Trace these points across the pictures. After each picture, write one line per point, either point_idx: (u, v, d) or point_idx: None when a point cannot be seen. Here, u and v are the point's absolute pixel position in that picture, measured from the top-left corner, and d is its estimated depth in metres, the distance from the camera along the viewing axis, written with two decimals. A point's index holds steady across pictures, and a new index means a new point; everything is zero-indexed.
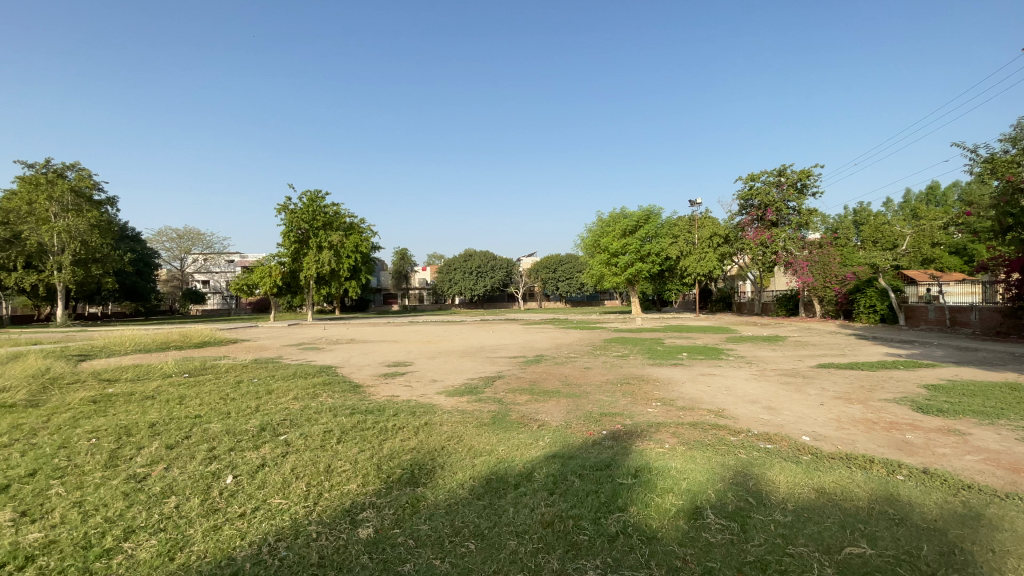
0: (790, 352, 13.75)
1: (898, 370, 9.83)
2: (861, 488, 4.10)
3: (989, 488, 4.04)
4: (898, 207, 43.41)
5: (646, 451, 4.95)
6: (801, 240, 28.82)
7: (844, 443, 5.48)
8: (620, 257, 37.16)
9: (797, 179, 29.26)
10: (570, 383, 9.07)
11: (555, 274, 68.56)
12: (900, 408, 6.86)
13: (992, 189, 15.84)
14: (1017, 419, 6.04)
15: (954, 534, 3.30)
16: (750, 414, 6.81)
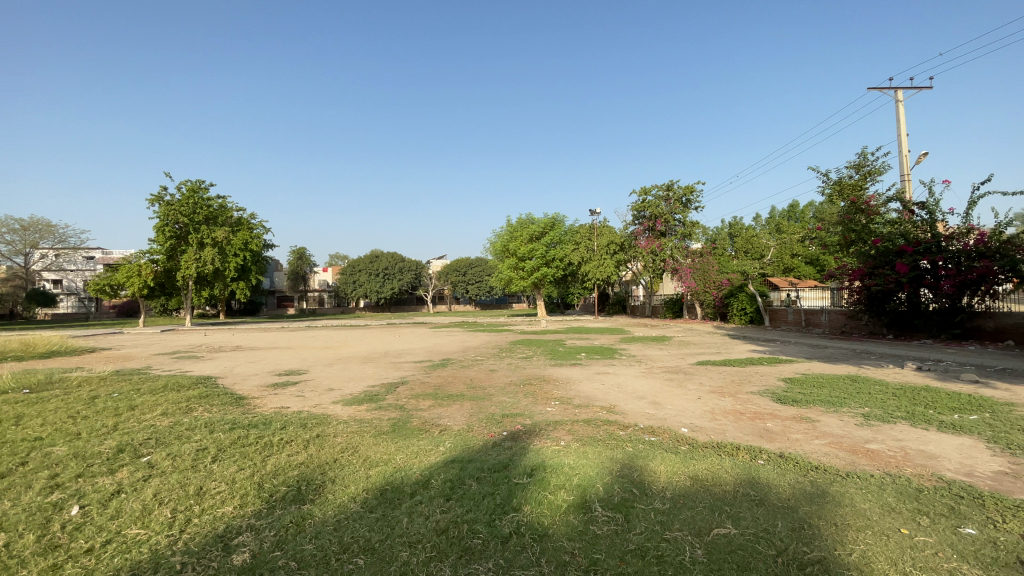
0: (676, 350, 15.01)
1: (763, 365, 11.16)
2: (729, 473, 4.57)
3: (831, 467, 4.71)
4: (763, 222, 49.50)
5: (543, 450, 5.10)
6: (685, 250, 31.70)
7: (717, 432, 6.07)
8: (526, 262, 38.05)
9: (682, 194, 32.17)
10: (473, 385, 9.09)
11: (464, 277, 68.60)
12: (764, 399, 7.77)
13: (837, 209, 18.56)
14: (852, 406, 7.12)
15: (801, 511, 3.78)
16: (639, 409, 7.30)
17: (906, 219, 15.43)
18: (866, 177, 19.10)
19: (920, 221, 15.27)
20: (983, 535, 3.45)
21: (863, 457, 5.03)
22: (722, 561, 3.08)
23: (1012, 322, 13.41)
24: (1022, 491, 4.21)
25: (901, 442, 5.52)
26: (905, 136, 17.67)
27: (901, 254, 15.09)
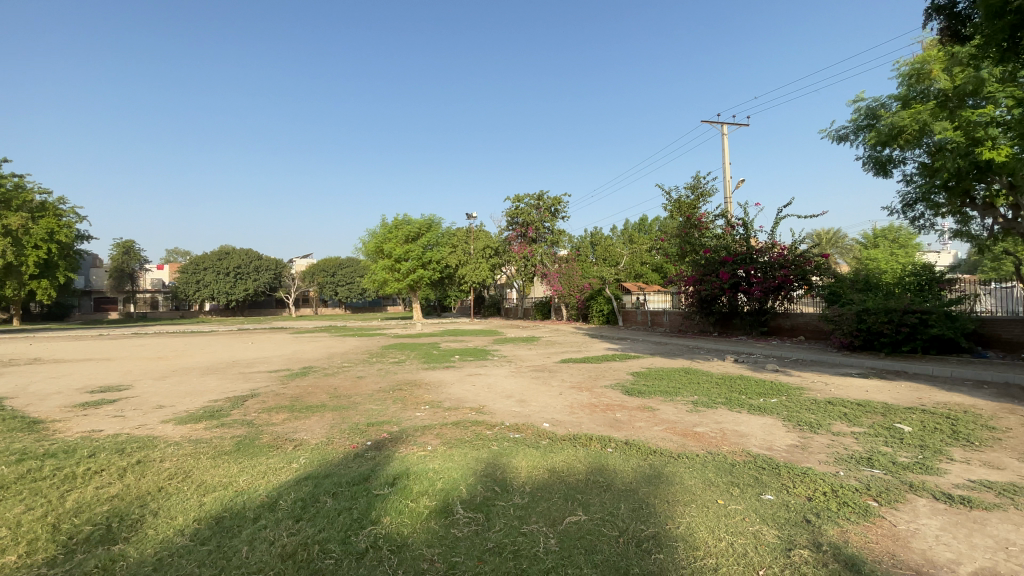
0: (543, 350, 15.81)
1: (616, 361, 12.31)
2: (581, 463, 4.93)
3: (667, 451, 5.34)
4: (621, 232, 54.57)
5: (407, 456, 5.00)
6: (554, 256, 33.71)
7: (574, 425, 6.54)
8: (401, 263, 37.73)
9: (551, 204, 34.16)
10: (336, 394, 8.57)
11: (333, 278, 64.56)
12: (615, 392, 8.57)
13: (677, 223, 21.15)
14: (685, 395, 8.19)
15: (641, 492, 4.23)
16: (505, 408, 7.56)
17: (729, 233, 18.14)
18: (700, 197, 22.02)
19: (738, 236, 18.08)
20: (777, 499, 4.20)
21: (691, 439, 5.81)
22: (572, 548, 3.30)
23: (802, 320, 16.41)
24: (804, 459, 5.22)
25: (721, 424, 6.49)
26: (729, 165, 20.76)
27: (724, 263, 17.73)
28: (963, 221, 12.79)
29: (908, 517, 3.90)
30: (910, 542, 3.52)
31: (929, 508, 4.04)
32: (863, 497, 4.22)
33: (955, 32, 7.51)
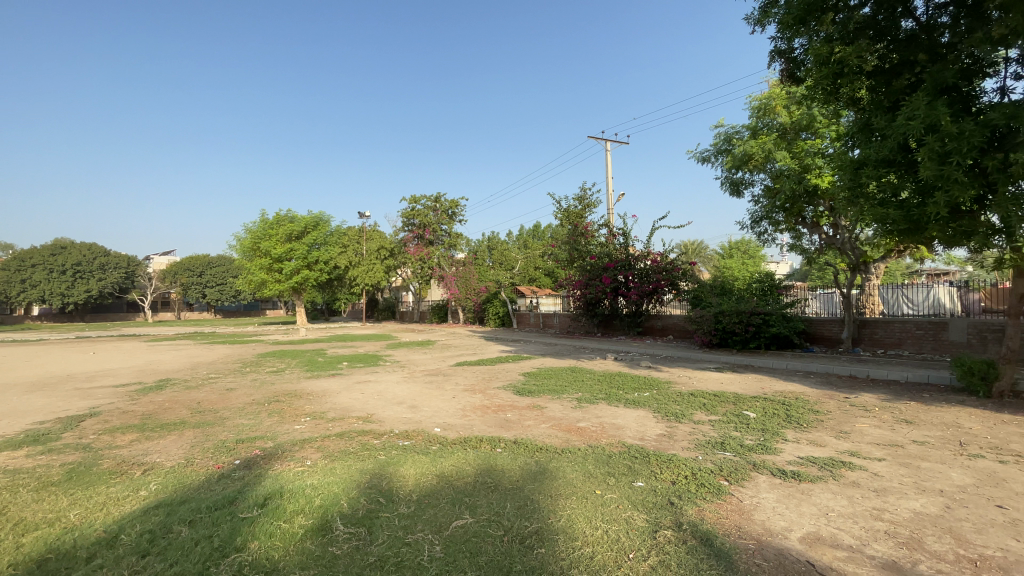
0: (437, 354, 15.66)
1: (509, 363, 12.60)
2: (470, 466, 4.97)
3: (552, 447, 5.58)
4: (516, 238, 56.04)
5: (283, 473, 4.63)
6: (450, 259, 33.53)
7: (465, 428, 6.56)
8: (284, 263, 34.89)
9: (448, 207, 34.02)
10: (200, 409, 7.64)
11: (200, 278, 57.65)
12: (507, 393, 8.76)
13: (567, 230, 22.24)
14: (571, 392, 8.64)
15: (527, 489, 4.37)
16: (395, 414, 7.34)
17: (611, 241, 19.51)
18: (587, 207, 23.36)
19: (620, 245, 19.51)
20: (647, 485, 4.60)
21: (575, 435, 6.14)
22: (457, 552, 3.30)
23: (672, 321, 18.19)
24: (671, 446, 5.78)
25: (601, 418, 6.94)
26: (613, 178, 22.33)
27: (606, 269, 19.13)
28: (796, 237, 15.11)
29: (751, 493, 4.51)
30: (752, 514, 4.07)
31: (767, 484, 4.71)
32: (717, 478, 4.80)
33: (791, 74, 8.85)
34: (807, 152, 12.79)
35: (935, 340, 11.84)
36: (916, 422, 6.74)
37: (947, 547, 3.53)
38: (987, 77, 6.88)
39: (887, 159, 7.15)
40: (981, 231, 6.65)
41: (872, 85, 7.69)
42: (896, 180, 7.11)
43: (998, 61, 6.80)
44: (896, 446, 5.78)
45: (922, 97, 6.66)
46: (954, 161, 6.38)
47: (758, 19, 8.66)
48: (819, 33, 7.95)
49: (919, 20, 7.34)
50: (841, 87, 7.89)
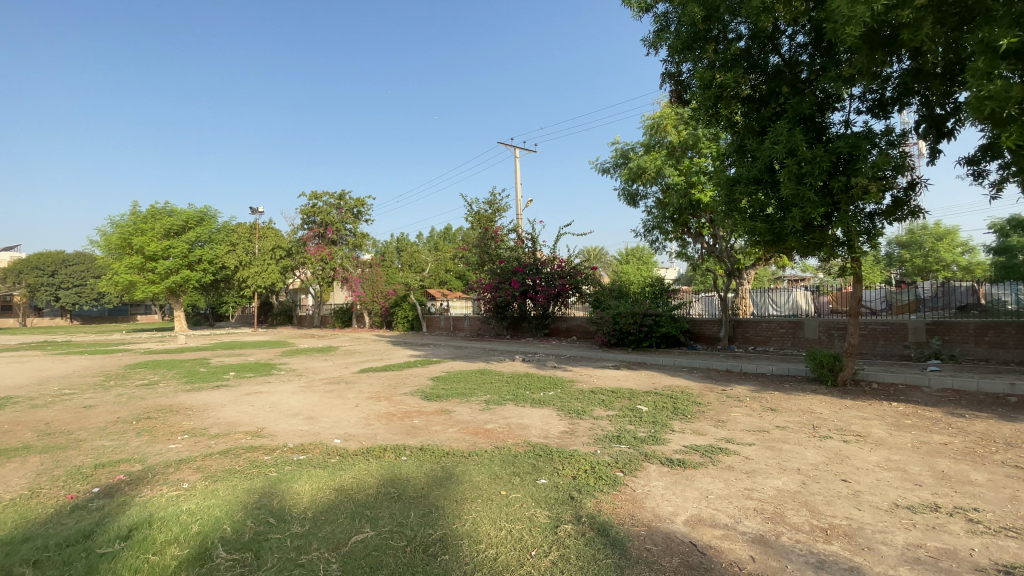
0: (339, 360, 14.89)
1: (416, 368, 12.33)
2: (372, 477, 4.78)
3: (458, 451, 5.55)
4: (426, 239, 55.21)
5: (154, 499, 4.12)
6: (355, 259, 32.07)
7: (368, 437, 6.30)
8: (159, 262, 31.07)
9: (353, 205, 32.59)
10: (47, 431, 6.53)
11: (51, 278, 49.46)
12: (413, 398, 8.57)
13: (477, 234, 22.36)
14: (478, 395, 8.68)
15: (431, 496, 4.29)
16: (291, 427, 6.85)
17: (520, 245, 19.96)
18: (497, 210, 23.66)
19: (527, 249, 20.01)
20: (549, 482, 4.75)
21: (482, 437, 6.17)
22: (356, 568, 3.15)
23: (575, 322, 19.04)
24: (573, 442, 6.04)
25: (508, 419, 7.05)
26: (521, 184, 22.87)
27: (515, 273, 19.52)
28: (682, 245, 16.55)
29: (644, 482, 4.85)
30: (644, 502, 4.37)
31: (658, 472, 5.11)
32: (613, 470, 5.09)
33: (679, 95, 9.68)
34: (693, 169, 14.15)
35: (794, 338, 13.63)
36: (780, 409, 7.69)
37: (803, 518, 4.07)
38: (836, 110, 8.05)
39: (756, 177, 8.09)
40: (829, 242, 7.75)
41: (746, 111, 8.65)
42: (763, 197, 8.07)
43: (843, 98, 8.00)
44: (765, 432, 6.54)
45: (784, 125, 7.64)
46: (809, 181, 7.39)
47: (652, 42, 9.37)
48: (703, 60, 8.78)
49: (784, 56, 8.39)
50: (720, 111, 8.78)
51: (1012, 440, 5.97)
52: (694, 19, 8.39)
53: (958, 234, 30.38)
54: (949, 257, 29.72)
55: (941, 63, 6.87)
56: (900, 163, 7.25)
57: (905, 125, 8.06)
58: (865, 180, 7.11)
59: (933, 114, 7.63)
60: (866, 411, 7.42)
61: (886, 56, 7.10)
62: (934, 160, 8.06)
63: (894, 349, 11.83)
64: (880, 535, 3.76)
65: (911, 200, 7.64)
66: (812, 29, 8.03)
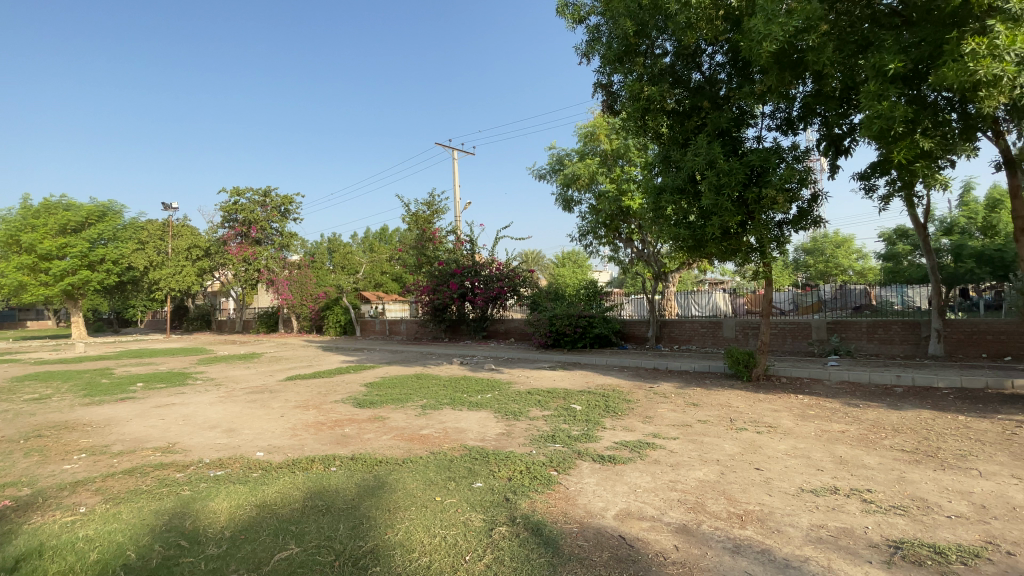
0: (264, 368, 14.02)
1: (348, 374, 11.88)
2: (299, 490, 4.54)
3: (391, 458, 5.41)
4: (360, 240, 53.48)
5: (43, 526, 3.68)
6: (281, 260, 30.39)
7: (294, 448, 5.99)
8: (53, 262, 27.79)
9: (280, 203, 30.94)
10: None
11: None
12: (345, 406, 8.24)
13: (414, 236, 21.99)
14: (414, 400, 8.51)
15: (362, 507, 4.15)
16: (208, 441, 6.36)
17: (459, 248, 19.81)
18: (434, 212, 23.34)
19: (466, 251, 19.91)
20: (484, 485, 4.74)
21: (417, 443, 6.06)
22: None
23: (513, 325, 19.20)
24: (509, 444, 6.08)
25: (444, 423, 6.97)
26: (459, 186, 22.75)
27: (453, 275, 19.36)
28: (614, 250, 17.19)
29: (577, 479, 4.98)
30: (577, 499, 4.49)
31: (590, 469, 5.26)
32: (547, 469, 5.18)
33: (610, 106, 10.05)
34: (623, 177, 14.82)
35: (714, 337, 14.57)
36: (701, 404, 8.18)
37: (722, 506, 4.35)
38: (750, 126, 8.70)
39: (681, 187, 8.56)
40: (743, 248, 8.37)
41: (671, 123, 9.14)
42: (686, 206, 8.57)
43: (756, 115, 8.67)
44: (688, 426, 6.93)
45: (705, 139, 8.18)
46: (727, 192, 7.95)
47: (585, 51, 9.66)
48: (632, 73, 9.17)
49: (705, 73, 8.97)
50: (648, 122, 9.22)
51: (896, 426, 6.73)
52: (625, 33, 8.76)
53: (853, 242, 33.92)
54: (846, 263, 33.09)
55: (838, 87, 7.64)
56: (804, 177, 7.97)
57: (808, 143, 8.87)
58: (774, 192, 7.77)
59: (833, 133, 8.44)
60: (777, 403, 8.08)
61: (794, 77, 7.78)
62: (833, 175, 8.92)
63: (800, 346, 12.99)
64: (789, 519, 4.10)
65: (813, 211, 8.41)
66: (729, 50, 8.64)
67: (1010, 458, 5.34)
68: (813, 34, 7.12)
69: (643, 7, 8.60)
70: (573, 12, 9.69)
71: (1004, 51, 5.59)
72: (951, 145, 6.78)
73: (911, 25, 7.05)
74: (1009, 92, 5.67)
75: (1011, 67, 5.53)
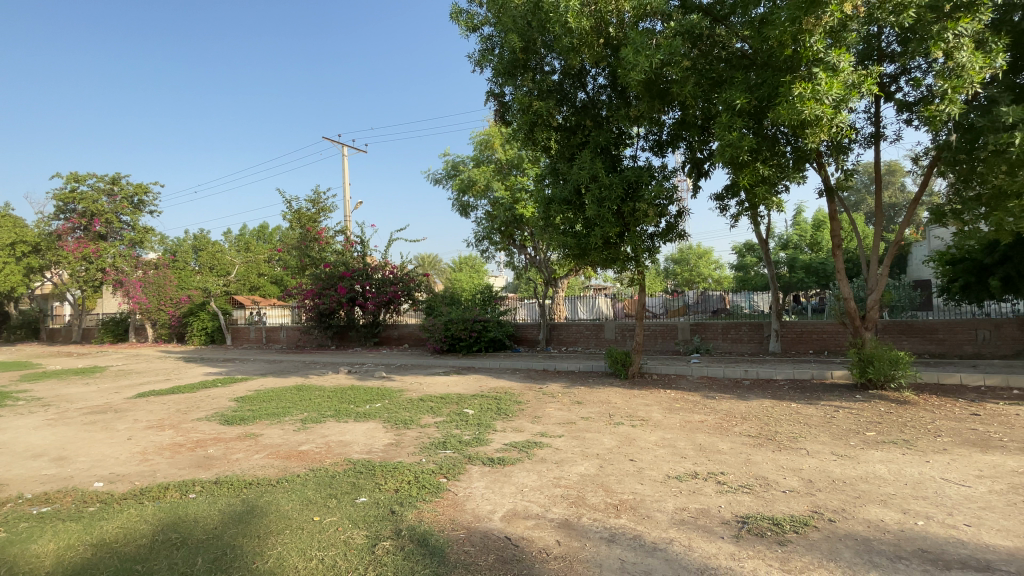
0: (107, 384, 12.06)
1: (215, 387, 10.67)
2: (149, 524, 3.97)
3: (264, 479, 4.95)
4: (233, 238, 48.35)
5: None
6: (134, 259, 26.36)
7: (144, 476, 5.22)
8: None
9: (133, 193, 27.02)
10: None
11: None
12: (209, 424, 7.38)
13: (296, 235, 20.44)
14: (292, 413, 7.89)
15: (228, 535, 3.75)
16: (26, 473, 5.29)
17: (348, 249, 18.80)
18: (320, 210, 21.88)
19: (356, 253, 18.99)
20: (369, 499, 4.54)
21: (294, 460, 5.61)
22: None
23: (407, 330, 18.71)
24: (397, 454, 5.89)
25: (326, 437, 6.55)
26: (349, 184, 21.65)
27: (342, 278, 18.37)
28: (508, 255, 17.58)
29: (466, 484, 4.98)
30: (466, 505, 4.48)
31: (479, 473, 5.29)
32: (436, 477, 5.11)
33: (502, 116, 10.29)
34: (517, 186, 15.20)
35: (597, 338, 15.60)
36: (585, 402, 8.67)
37: (600, 498, 4.64)
38: (628, 145, 9.47)
39: (567, 199, 9.05)
40: (621, 257, 9.04)
41: (558, 138, 9.67)
42: (572, 216, 9.07)
43: (632, 136, 9.48)
44: (572, 423, 7.31)
45: (588, 154, 8.75)
46: (607, 205, 8.57)
47: (478, 60, 9.80)
48: (522, 86, 9.51)
49: (588, 94, 9.57)
50: (537, 136, 9.62)
51: (744, 414, 7.74)
52: (514, 48, 9.06)
53: (712, 254, 38.47)
54: (706, 272, 37.34)
55: (699, 116, 8.63)
56: (672, 194, 8.85)
57: (676, 164, 9.85)
58: (645, 207, 8.57)
59: (695, 157, 9.47)
60: (650, 398, 8.85)
61: (663, 104, 8.64)
62: (696, 194, 10.02)
63: (669, 345, 14.45)
64: (657, 504, 4.50)
65: (679, 225, 9.37)
66: (609, 74, 9.30)
67: (828, 437, 6.41)
68: (677, 68, 7.98)
69: (532, 25, 8.94)
70: (466, 19, 9.78)
71: (823, 96, 6.71)
72: (786, 173, 7.97)
73: (756, 68, 8.18)
74: (827, 131, 6.86)
75: (827, 110, 6.67)
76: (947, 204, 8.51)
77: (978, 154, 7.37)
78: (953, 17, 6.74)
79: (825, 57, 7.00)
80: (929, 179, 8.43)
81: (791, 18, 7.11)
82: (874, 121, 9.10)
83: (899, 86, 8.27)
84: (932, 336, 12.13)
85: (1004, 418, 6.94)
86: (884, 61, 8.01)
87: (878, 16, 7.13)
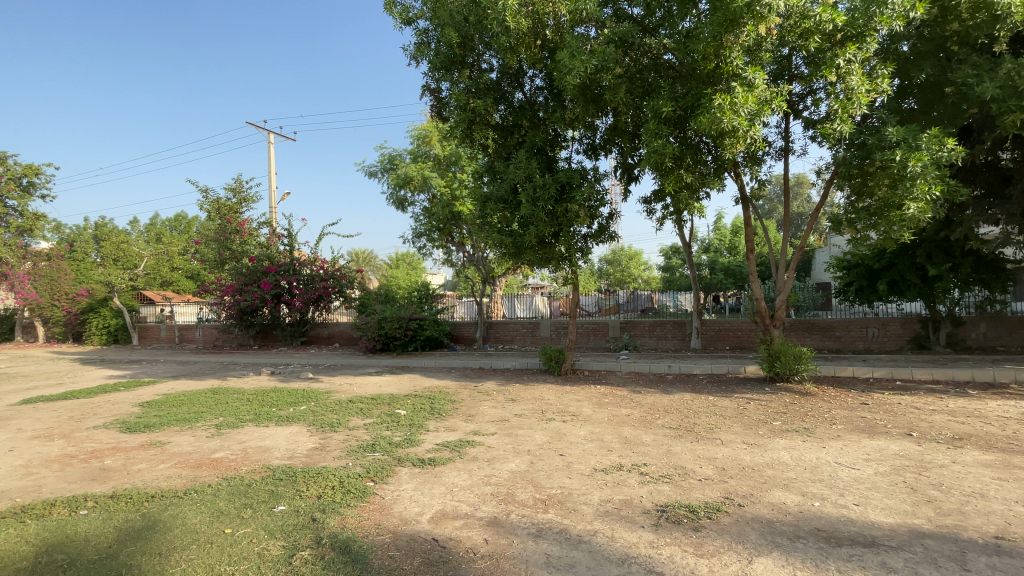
0: None
1: (117, 391, 9.72)
2: (30, 545, 3.55)
3: (170, 490, 4.58)
4: (142, 228, 44.25)
5: None
6: (21, 249, 23.30)
7: (25, 492, 4.64)
8: None
9: (22, 174, 23.99)
10: None
11: None
12: (107, 432, 6.70)
13: (215, 226, 19.03)
14: (207, 419, 7.35)
15: (124, 554, 3.42)
16: None
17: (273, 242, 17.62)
18: (242, 200, 20.46)
19: (283, 247, 18.00)
20: (289, 507, 4.32)
21: (205, 469, 5.22)
22: None
23: (337, 329, 18.04)
24: (322, 459, 5.65)
25: (243, 443, 6.15)
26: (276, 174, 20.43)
27: (266, 273, 17.40)
28: (447, 253, 17.49)
29: (393, 487, 4.86)
30: (392, 509, 4.37)
31: (408, 474, 5.19)
32: (362, 481, 4.95)
33: (439, 112, 10.15)
34: (455, 183, 15.04)
35: (533, 336, 15.85)
36: (518, 399, 8.76)
37: (529, 494, 4.71)
38: (563, 147, 9.66)
39: (503, 198, 9.09)
40: (555, 257, 9.23)
41: (495, 138, 9.71)
42: (508, 215, 9.12)
43: (568, 138, 9.66)
44: (505, 421, 7.36)
45: (524, 154, 8.84)
46: (541, 205, 8.68)
47: (414, 54, 9.59)
48: (459, 82, 9.43)
49: (525, 94, 9.65)
50: (474, 134, 9.59)
51: (667, 407, 8.16)
52: (450, 43, 8.95)
53: (642, 256, 40.38)
54: (636, 273, 39.08)
55: (630, 123, 8.97)
56: (603, 197, 9.14)
57: (608, 167, 10.16)
58: (577, 208, 8.74)
59: (626, 162, 9.79)
60: (580, 394, 9.11)
61: (596, 109, 8.91)
62: (625, 197, 10.39)
63: (600, 343, 14.96)
64: (583, 497, 4.63)
65: (610, 227, 9.69)
66: (546, 77, 9.42)
67: (740, 427, 6.89)
68: (609, 75, 8.22)
69: (468, 20, 8.86)
70: (401, 11, 9.53)
71: (740, 108, 7.16)
72: (707, 181, 8.47)
73: (680, 79, 8.61)
74: (742, 141, 7.36)
75: (743, 122, 7.13)
76: (843, 213, 9.34)
77: (868, 168, 8.17)
78: (848, 44, 7.44)
79: (742, 73, 7.52)
80: (830, 191, 9.21)
81: (713, 34, 7.53)
82: (785, 136, 9.86)
83: (805, 105, 9.04)
84: (831, 333, 13.47)
85: (887, 407, 7.82)
86: (793, 81, 8.69)
87: (788, 39, 7.74)
